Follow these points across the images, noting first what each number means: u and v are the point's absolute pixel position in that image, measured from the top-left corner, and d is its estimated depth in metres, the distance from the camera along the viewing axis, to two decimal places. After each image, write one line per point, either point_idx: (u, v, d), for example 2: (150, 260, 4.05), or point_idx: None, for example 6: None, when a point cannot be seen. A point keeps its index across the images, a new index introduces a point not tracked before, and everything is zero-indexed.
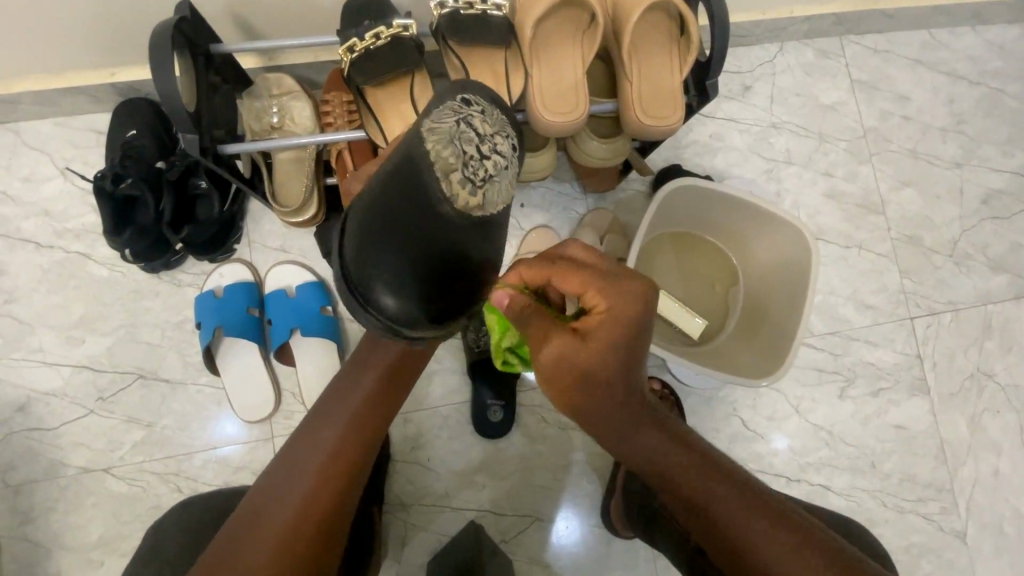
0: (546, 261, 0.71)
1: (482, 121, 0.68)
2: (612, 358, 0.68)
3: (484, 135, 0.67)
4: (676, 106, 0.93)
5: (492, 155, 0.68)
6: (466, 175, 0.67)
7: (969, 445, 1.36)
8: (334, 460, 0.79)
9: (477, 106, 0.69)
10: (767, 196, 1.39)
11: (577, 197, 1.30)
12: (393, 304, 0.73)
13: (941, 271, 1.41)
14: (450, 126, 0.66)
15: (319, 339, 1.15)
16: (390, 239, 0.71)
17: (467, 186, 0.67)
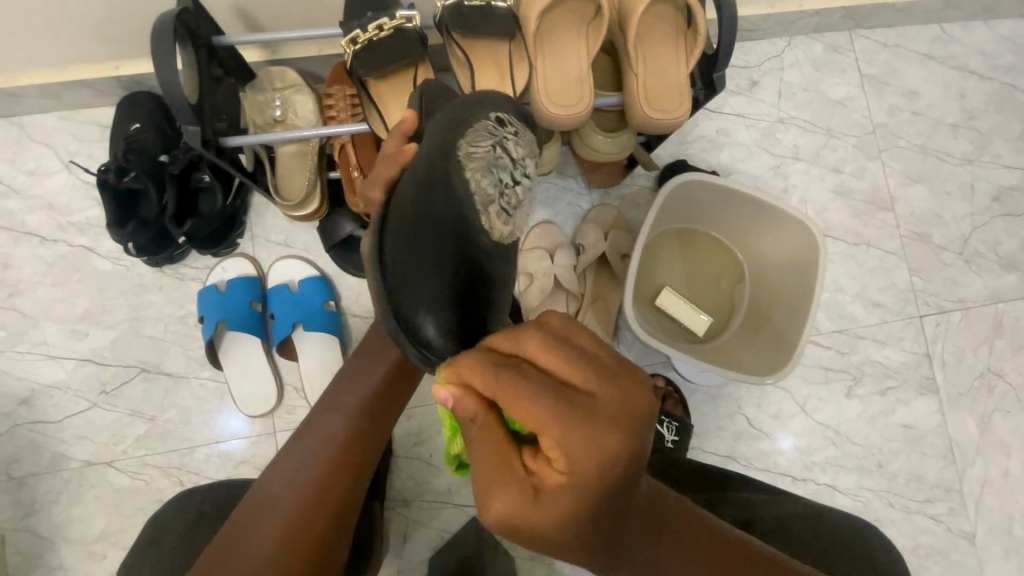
0: (502, 373, 0.50)
1: (516, 146, 0.73)
2: (579, 518, 0.50)
3: (518, 161, 0.73)
4: (683, 99, 0.92)
5: (522, 181, 0.74)
6: (502, 205, 0.72)
7: (978, 445, 1.34)
8: (342, 456, 0.79)
9: (510, 129, 0.73)
10: (773, 192, 1.38)
11: (581, 193, 1.29)
12: (436, 337, 0.65)
13: (951, 268, 1.39)
14: (490, 156, 0.70)
15: (321, 334, 1.15)
16: (435, 265, 0.66)
17: (502, 216, 0.72)
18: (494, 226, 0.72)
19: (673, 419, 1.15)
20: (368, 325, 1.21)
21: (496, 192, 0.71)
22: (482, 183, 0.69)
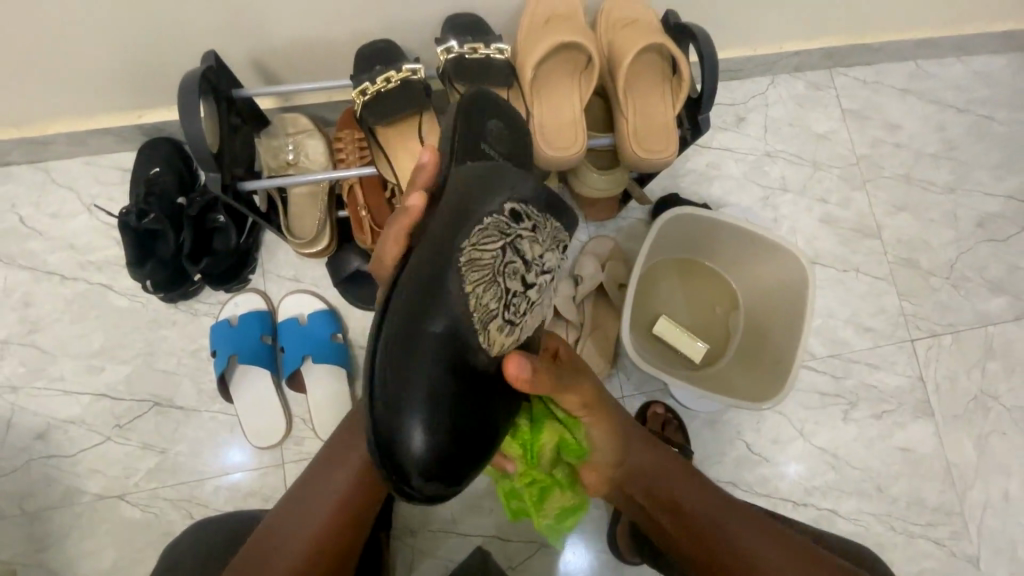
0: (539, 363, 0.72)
1: (530, 246, 0.74)
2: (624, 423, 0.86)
3: (529, 263, 0.75)
4: (670, 139, 0.98)
5: (537, 281, 0.76)
6: (506, 317, 0.72)
7: (977, 467, 1.36)
8: (345, 496, 0.85)
9: (526, 226, 0.74)
10: (763, 222, 1.43)
11: (579, 225, 1.34)
12: (423, 444, 0.65)
13: (939, 293, 1.43)
14: (493, 263, 0.70)
15: (329, 366, 1.19)
16: (429, 364, 0.67)
17: (505, 330, 0.72)
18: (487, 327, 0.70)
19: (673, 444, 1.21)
20: None
21: (501, 292, 0.71)
22: (490, 284, 0.70)
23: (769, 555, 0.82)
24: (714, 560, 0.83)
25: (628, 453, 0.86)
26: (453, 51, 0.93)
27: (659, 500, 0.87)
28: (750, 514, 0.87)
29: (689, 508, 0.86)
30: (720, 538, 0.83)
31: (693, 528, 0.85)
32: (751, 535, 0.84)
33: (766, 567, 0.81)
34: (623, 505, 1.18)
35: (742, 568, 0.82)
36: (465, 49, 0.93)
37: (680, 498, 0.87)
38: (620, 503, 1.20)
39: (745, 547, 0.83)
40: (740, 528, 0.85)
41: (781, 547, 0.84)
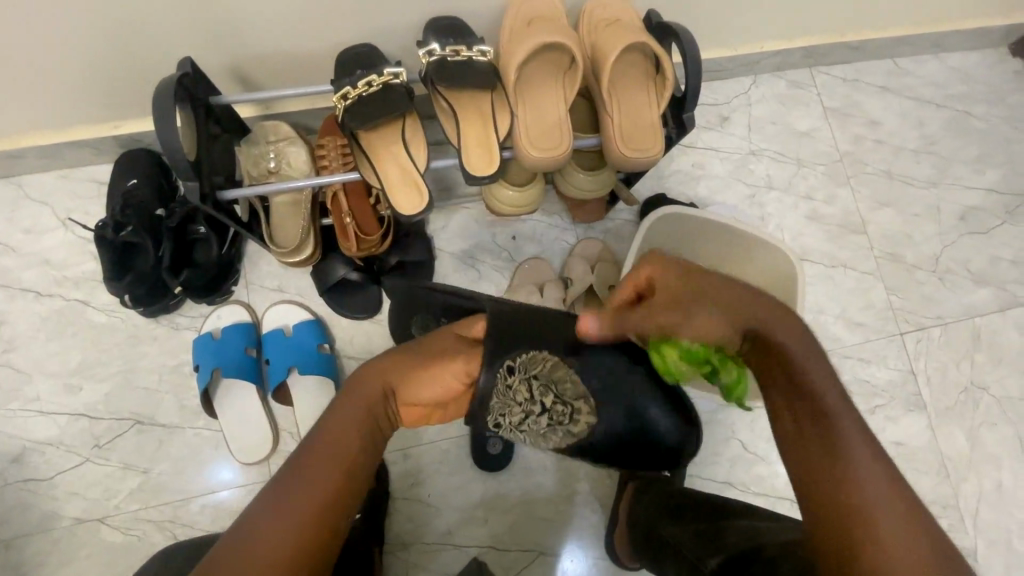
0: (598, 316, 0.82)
1: (530, 386, 0.84)
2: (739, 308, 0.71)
3: (538, 394, 0.85)
4: (656, 138, 0.97)
5: (565, 403, 0.86)
6: (560, 429, 0.87)
7: (969, 459, 1.36)
8: (322, 482, 0.66)
9: (513, 372, 0.83)
10: (750, 221, 1.43)
11: (567, 228, 1.33)
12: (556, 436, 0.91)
13: (925, 286, 1.44)
14: (518, 415, 0.84)
15: (316, 377, 1.16)
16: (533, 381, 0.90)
17: (565, 429, 0.88)
18: (564, 411, 0.86)
19: None
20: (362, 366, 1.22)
21: (543, 409, 0.85)
22: (523, 392, 0.84)
23: (871, 511, 0.61)
24: (808, 454, 0.67)
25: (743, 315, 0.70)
26: (435, 53, 0.92)
27: (768, 363, 0.71)
28: (883, 468, 0.64)
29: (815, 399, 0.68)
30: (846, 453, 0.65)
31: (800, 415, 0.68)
32: (869, 481, 0.63)
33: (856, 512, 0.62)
34: (620, 509, 1.17)
35: (828, 483, 0.65)
36: (447, 51, 0.92)
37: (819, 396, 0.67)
38: (617, 507, 1.18)
39: (849, 479, 0.64)
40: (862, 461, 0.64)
41: (900, 518, 0.61)
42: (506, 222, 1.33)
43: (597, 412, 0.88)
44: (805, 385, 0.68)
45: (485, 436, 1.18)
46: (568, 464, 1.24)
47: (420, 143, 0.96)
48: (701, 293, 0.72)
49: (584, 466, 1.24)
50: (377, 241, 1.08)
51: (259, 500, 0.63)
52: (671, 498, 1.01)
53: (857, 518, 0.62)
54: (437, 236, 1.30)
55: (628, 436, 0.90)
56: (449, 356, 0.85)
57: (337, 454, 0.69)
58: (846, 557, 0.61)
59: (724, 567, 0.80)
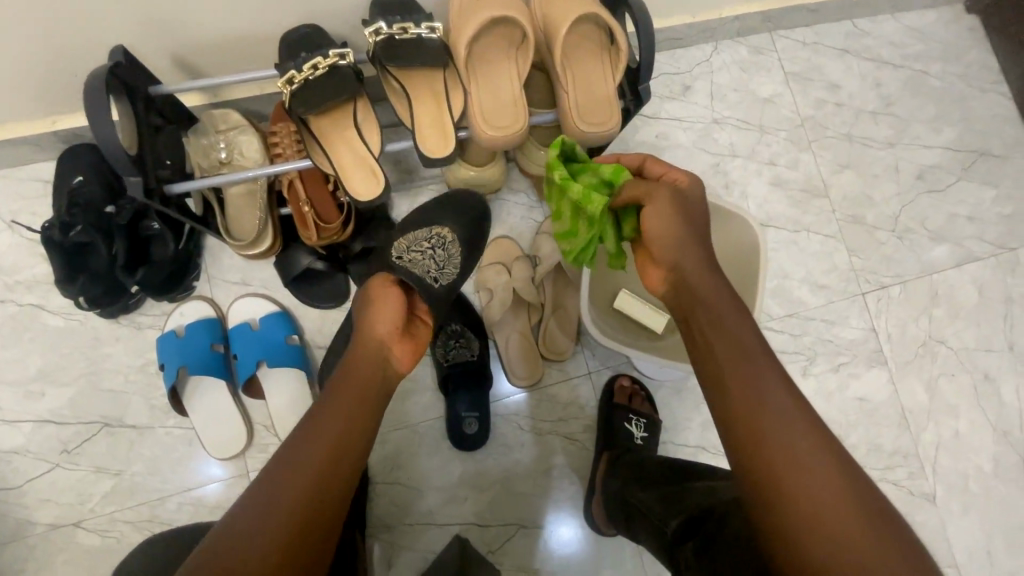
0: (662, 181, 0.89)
1: (408, 255, 0.95)
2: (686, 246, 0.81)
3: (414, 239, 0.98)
4: (612, 112, 0.97)
5: (435, 232, 1.02)
6: (438, 241, 0.98)
7: (929, 410, 1.42)
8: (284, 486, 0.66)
9: (396, 256, 0.95)
10: (715, 189, 1.45)
11: (534, 205, 1.33)
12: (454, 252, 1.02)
13: (886, 246, 1.48)
14: (413, 257, 0.95)
15: (287, 369, 1.15)
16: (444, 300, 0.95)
17: (444, 238, 1.01)
18: (434, 235, 1.02)
19: (641, 415, 1.23)
20: None
21: (431, 250, 0.98)
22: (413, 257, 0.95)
23: (781, 414, 0.70)
24: (721, 386, 0.74)
25: (683, 256, 0.81)
26: (382, 32, 0.88)
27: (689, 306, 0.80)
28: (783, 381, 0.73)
29: (723, 333, 0.77)
30: (766, 393, 0.71)
31: (717, 349, 0.76)
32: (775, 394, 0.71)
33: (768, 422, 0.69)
34: (597, 479, 1.19)
35: (744, 404, 0.72)
36: (395, 29, 0.88)
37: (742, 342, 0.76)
38: (593, 477, 1.21)
39: (761, 393, 0.71)
40: (766, 375, 0.73)
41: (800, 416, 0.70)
42: None
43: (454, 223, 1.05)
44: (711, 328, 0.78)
45: (460, 416, 1.19)
46: (544, 438, 1.26)
47: (372, 127, 0.93)
48: (664, 207, 0.83)
49: (561, 440, 1.26)
50: (337, 229, 1.06)
51: (258, 485, 0.67)
52: (641, 467, 1.04)
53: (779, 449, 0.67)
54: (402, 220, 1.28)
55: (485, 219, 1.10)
56: (377, 309, 0.82)
57: (305, 457, 0.68)
58: (771, 470, 0.67)
59: (684, 529, 0.84)
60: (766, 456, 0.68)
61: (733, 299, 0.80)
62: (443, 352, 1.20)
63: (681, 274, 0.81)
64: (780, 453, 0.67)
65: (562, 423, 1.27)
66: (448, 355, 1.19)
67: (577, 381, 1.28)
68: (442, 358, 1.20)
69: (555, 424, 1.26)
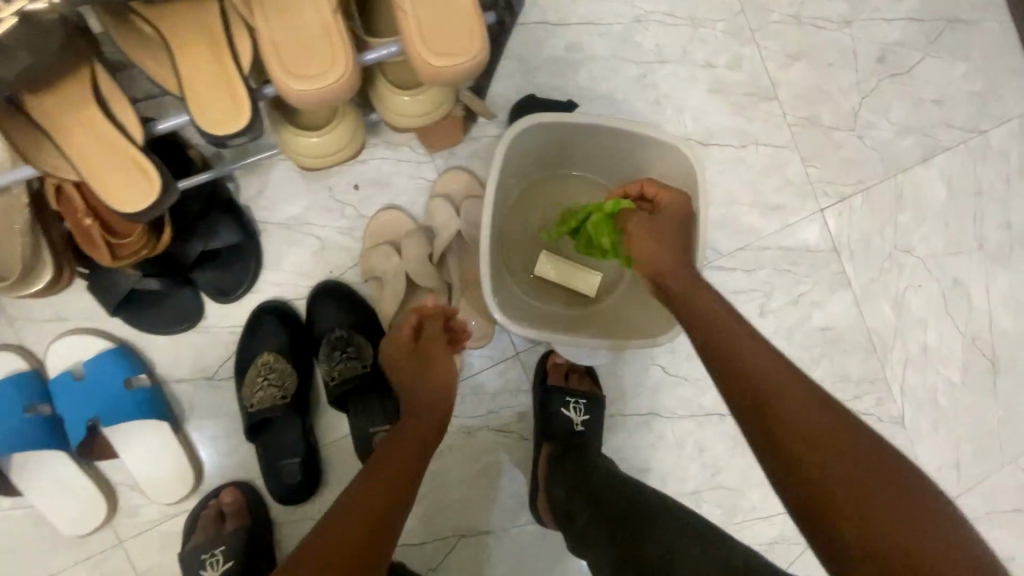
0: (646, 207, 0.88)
1: (256, 398, 0.92)
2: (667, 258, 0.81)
3: (249, 385, 0.92)
4: (472, 30, 0.66)
5: (259, 366, 0.94)
6: (263, 369, 0.93)
7: (896, 328, 1.29)
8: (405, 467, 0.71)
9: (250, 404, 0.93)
10: (645, 108, 1.19)
11: (421, 160, 1.06)
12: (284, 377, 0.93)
13: (845, 149, 1.27)
14: (259, 396, 0.91)
15: (135, 422, 0.93)
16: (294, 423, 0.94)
17: (263, 366, 0.94)
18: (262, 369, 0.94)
19: (580, 396, 1.06)
20: (198, 387, 0.98)
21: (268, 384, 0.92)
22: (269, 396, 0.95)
23: (870, 483, 0.56)
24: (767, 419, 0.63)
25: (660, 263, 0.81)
26: None
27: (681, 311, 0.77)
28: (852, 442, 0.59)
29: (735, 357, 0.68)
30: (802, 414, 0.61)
31: (750, 368, 0.67)
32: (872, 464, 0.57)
33: (851, 494, 0.56)
34: (538, 476, 1.04)
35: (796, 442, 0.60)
36: None
37: (758, 363, 0.67)
38: (535, 474, 1.06)
39: (812, 425, 0.60)
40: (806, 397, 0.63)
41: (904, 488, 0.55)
42: (341, 169, 1.03)
43: (269, 346, 0.96)
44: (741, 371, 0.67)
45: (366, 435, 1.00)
46: (474, 436, 1.09)
47: (125, 106, 0.64)
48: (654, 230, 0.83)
49: (494, 434, 1.10)
50: (143, 242, 0.80)
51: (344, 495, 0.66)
52: (590, 477, 0.91)
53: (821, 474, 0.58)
54: (254, 204, 1.00)
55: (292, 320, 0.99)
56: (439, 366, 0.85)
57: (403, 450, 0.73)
58: (848, 510, 0.55)
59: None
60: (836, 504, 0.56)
61: (748, 329, 0.72)
62: (326, 370, 0.96)
63: (667, 283, 0.80)
64: (910, 545, 0.52)
65: (492, 415, 1.10)
66: (333, 372, 0.94)
67: (504, 365, 1.10)
68: (327, 376, 0.95)
69: (484, 418, 1.09)
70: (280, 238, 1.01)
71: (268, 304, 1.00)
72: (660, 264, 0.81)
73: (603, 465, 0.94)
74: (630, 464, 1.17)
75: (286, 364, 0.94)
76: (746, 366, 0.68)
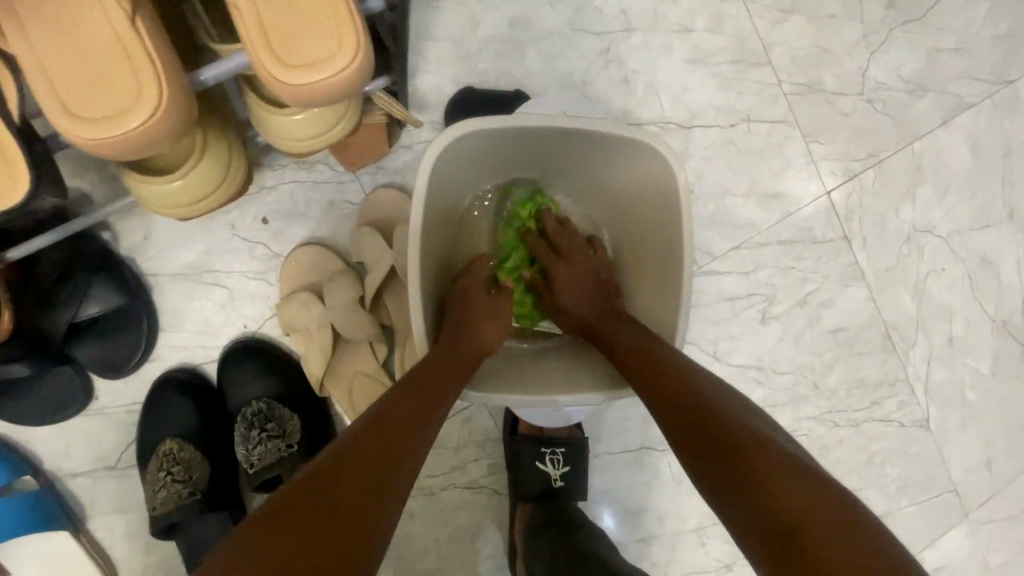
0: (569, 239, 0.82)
1: (163, 498, 0.76)
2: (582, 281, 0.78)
3: (152, 484, 0.77)
4: (340, 31, 0.46)
5: (161, 459, 0.78)
6: (165, 463, 0.78)
7: (915, 319, 1.11)
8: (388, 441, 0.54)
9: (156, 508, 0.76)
10: (612, 90, 0.99)
11: (342, 181, 0.87)
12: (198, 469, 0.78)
13: (852, 118, 1.08)
14: (166, 496, 0.76)
15: (21, 536, 0.81)
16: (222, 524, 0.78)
17: (165, 458, 0.78)
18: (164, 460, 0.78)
19: (558, 445, 0.91)
20: (96, 482, 0.82)
21: (175, 480, 0.77)
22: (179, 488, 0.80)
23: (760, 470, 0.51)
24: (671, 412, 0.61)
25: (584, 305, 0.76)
26: None
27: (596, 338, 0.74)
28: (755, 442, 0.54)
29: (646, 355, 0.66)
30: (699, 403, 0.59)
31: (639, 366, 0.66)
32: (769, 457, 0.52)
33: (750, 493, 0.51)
34: (516, 542, 0.90)
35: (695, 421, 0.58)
36: None
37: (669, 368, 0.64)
38: (513, 538, 0.91)
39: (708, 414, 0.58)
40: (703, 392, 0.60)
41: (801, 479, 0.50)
42: (243, 201, 0.85)
43: (171, 432, 0.79)
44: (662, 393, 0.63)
45: None
46: (439, 497, 0.94)
47: None
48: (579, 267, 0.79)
49: (462, 492, 0.95)
50: None
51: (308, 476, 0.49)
52: (574, 558, 0.78)
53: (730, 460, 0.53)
54: (141, 254, 0.82)
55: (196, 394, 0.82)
56: (485, 322, 0.72)
57: (395, 432, 0.55)
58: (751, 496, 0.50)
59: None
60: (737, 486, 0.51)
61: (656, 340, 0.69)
62: (245, 454, 0.80)
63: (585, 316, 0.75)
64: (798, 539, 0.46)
65: (458, 472, 0.95)
66: (254, 458, 0.79)
67: (467, 414, 0.95)
68: (247, 463, 0.79)
69: (449, 475, 0.94)
70: (176, 293, 0.83)
71: (169, 373, 0.83)
72: (578, 312, 0.76)
73: (586, 540, 0.80)
74: (621, 507, 1.01)
75: (192, 453, 0.79)
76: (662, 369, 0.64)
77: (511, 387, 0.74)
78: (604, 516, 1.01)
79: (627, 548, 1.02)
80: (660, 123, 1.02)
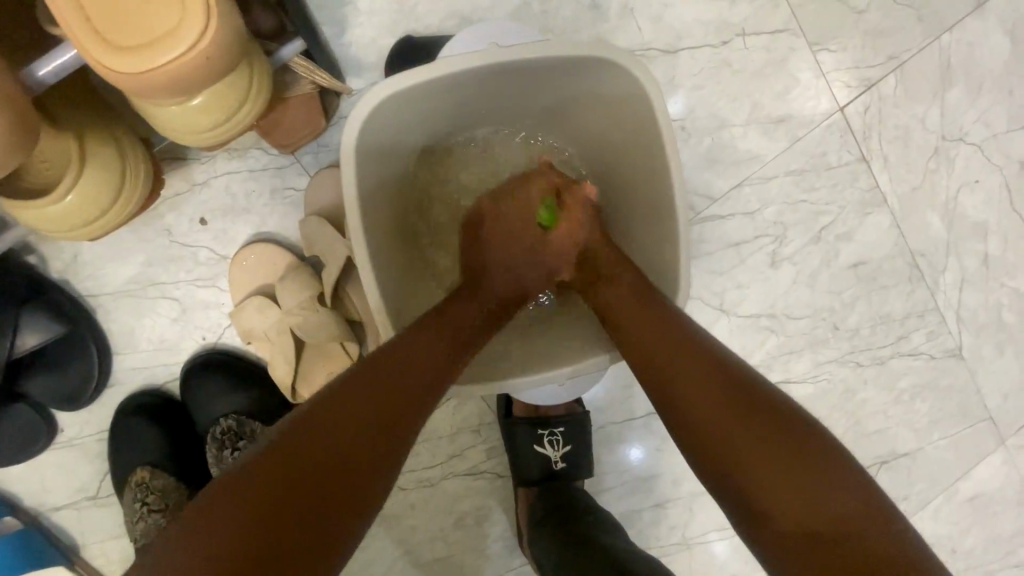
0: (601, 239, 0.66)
1: (141, 527, 0.74)
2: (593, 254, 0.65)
3: (131, 515, 0.74)
4: (185, 11, 0.36)
5: (136, 489, 0.75)
6: (139, 494, 0.75)
7: (949, 243, 0.99)
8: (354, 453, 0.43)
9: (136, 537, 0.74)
10: (579, 17, 0.85)
11: (282, 165, 0.77)
12: (174, 495, 0.77)
13: (866, 16, 0.93)
14: (145, 525, 0.74)
15: None
16: None
17: (140, 489, 0.75)
18: (139, 490, 0.75)
19: (556, 425, 0.86)
20: (79, 513, 0.79)
21: (154, 507, 0.75)
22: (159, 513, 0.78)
23: (806, 463, 0.43)
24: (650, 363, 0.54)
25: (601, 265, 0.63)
26: None
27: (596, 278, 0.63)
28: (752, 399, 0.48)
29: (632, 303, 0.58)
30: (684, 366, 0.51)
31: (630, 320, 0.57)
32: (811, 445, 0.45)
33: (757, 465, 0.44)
34: (522, 527, 0.87)
35: (678, 371, 0.51)
36: None
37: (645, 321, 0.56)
38: (519, 523, 0.88)
39: (682, 366, 0.51)
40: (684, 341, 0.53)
41: (852, 470, 0.43)
42: (177, 201, 0.76)
43: (143, 461, 0.77)
44: (649, 352, 0.54)
45: None
46: (439, 487, 0.89)
47: None
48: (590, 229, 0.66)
49: (463, 480, 0.90)
50: None
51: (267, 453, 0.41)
52: (582, 545, 0.72)
53: (694, 412, 0.49)
54: (77, 273, 0.75)
55: (161, 418, 0.78)
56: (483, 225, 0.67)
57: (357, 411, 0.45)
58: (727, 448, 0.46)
59: None
60: (712, 443, 0.47)
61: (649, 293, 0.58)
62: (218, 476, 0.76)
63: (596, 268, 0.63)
64: (866, 553, 0.39)
65: (456, 460, 0.90)
66: None
67: (459, 400, 0.89)
68: None
69: (448, 465, 0.89)
70: (124, 309, 0.76)
71: (131, 398, 0.78)
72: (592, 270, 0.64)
73: (594, 527, 0.75)
74: (632, 477, 0.95)
75: (167, 480, 0.77)
76: (650, 321, 0.55)
77: (530, 368, 0.66)
78: (615, 488, 0.95)
79: (642, 516, 0.95)
80: (640, 51, 0.88)
